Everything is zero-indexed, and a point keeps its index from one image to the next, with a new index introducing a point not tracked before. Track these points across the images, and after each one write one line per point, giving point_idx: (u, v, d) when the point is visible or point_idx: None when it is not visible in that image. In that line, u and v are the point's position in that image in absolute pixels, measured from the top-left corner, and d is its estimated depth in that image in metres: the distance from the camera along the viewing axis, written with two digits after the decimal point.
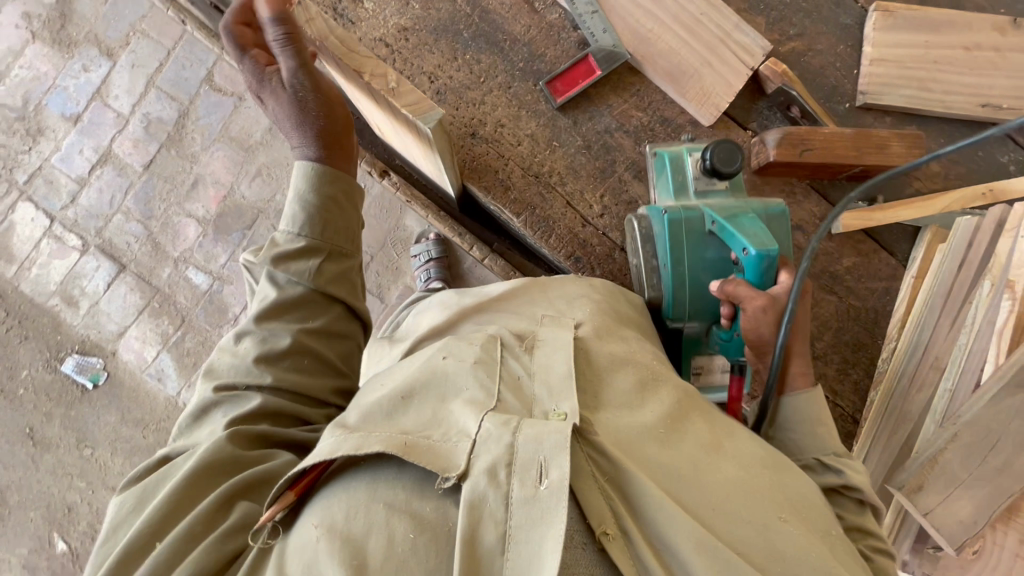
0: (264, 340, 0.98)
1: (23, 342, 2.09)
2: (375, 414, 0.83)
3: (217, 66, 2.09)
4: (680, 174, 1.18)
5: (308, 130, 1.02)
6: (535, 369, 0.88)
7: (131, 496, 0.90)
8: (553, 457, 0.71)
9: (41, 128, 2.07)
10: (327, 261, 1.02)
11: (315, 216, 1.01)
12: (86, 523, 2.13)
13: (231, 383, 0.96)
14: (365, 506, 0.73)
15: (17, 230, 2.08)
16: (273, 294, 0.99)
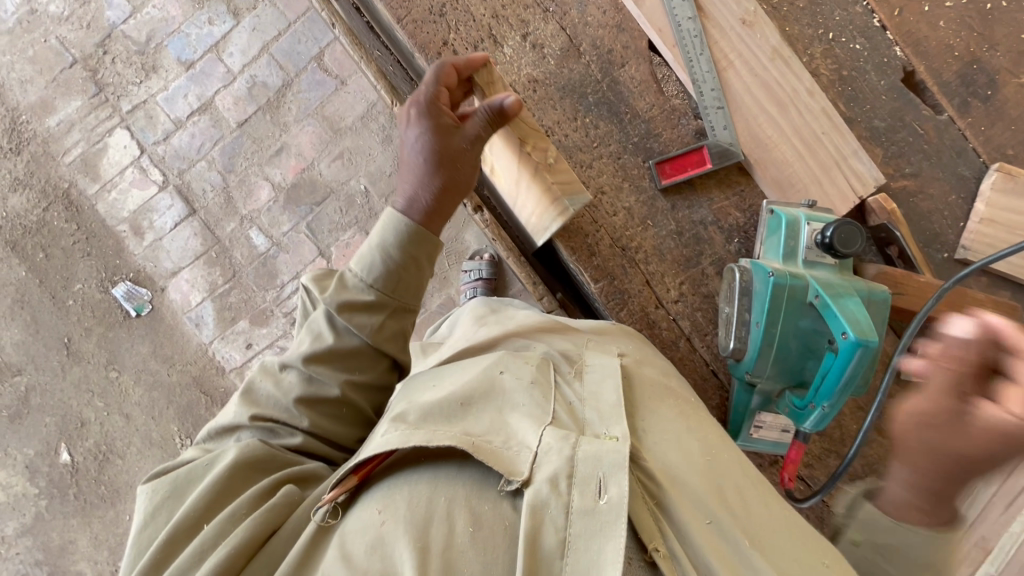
0: (309, 380, 0.96)
1: (84, 258, 2.18)
2: (435, 414, 0.84)
3: (329, 48, 2.17)
4: (793, 240, 0.99)
5: (430, 192, 0.95)
6: (585, 396, 0.90)
7: (166, 484, 0.92)
8: (611, 474, 0.73)
9: (155, 65, 2.17)
10: (388, 319, 0.96)
11: (393, 273, 0.94)
12: (92, 441, 2.21)
13: (268, 409, 0.96)
14: (427, 497, 0.76)
15: (108, 153, 2.18)
16: (329, 339, 0.95)
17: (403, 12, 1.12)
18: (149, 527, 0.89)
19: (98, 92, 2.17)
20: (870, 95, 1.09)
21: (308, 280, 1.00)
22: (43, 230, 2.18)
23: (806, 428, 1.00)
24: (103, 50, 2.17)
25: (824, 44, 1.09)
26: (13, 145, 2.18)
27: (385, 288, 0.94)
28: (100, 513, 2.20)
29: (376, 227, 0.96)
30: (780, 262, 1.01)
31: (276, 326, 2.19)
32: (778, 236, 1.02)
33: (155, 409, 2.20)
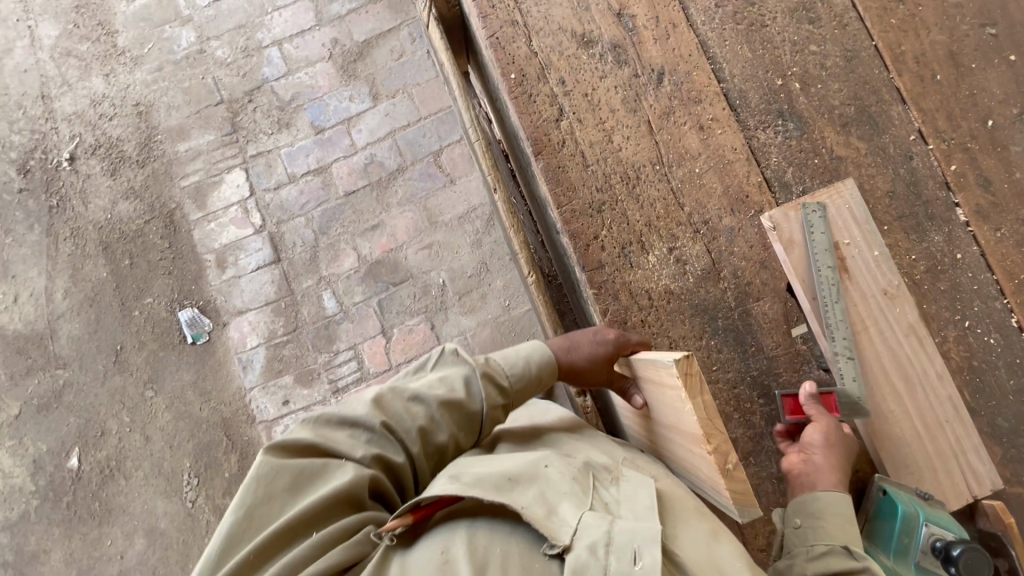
0: (431, 421, 0.94)
1: (164, 275, 2.26)
2: (484, 482, 0.84)
3: (448, 148, 2.31)
4: (908, 538, 0.91)
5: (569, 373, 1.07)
6: (618, 498, 0.85)
7: (286, 471, 0.85)
8: (644, 543, 0.74)
9: (289, 122, 2.34)
10: (505, 407, 1.00)
11: (526, 379, 1.01)
12: (105, 453, 2.18)
13: (391, 431, 0.92)
14: (484, 546, 0.79)
15: (221, 187, 2.31)
16: (462, 393, 0.97)
17: (564, 199, 1.10)
18: (258, 510, 0.82)
19: (231, 132, 2.34)
20: (997, 393, 1.07)
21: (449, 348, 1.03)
22: (137, 240, 2.28)
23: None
24: (249, 98, 2.36)
25: (959, 329, 1.09)
26: (140, 158, 2.33)
27: (517, 388, 1.01)
28: (84, 530, 2.14)
29: (531, 345, 1.04)
30: (888, 558, 0.93)
31: (318, 391, 2.19)
32: (891, 525, 0.94)
33: (175, 439, 2.18)
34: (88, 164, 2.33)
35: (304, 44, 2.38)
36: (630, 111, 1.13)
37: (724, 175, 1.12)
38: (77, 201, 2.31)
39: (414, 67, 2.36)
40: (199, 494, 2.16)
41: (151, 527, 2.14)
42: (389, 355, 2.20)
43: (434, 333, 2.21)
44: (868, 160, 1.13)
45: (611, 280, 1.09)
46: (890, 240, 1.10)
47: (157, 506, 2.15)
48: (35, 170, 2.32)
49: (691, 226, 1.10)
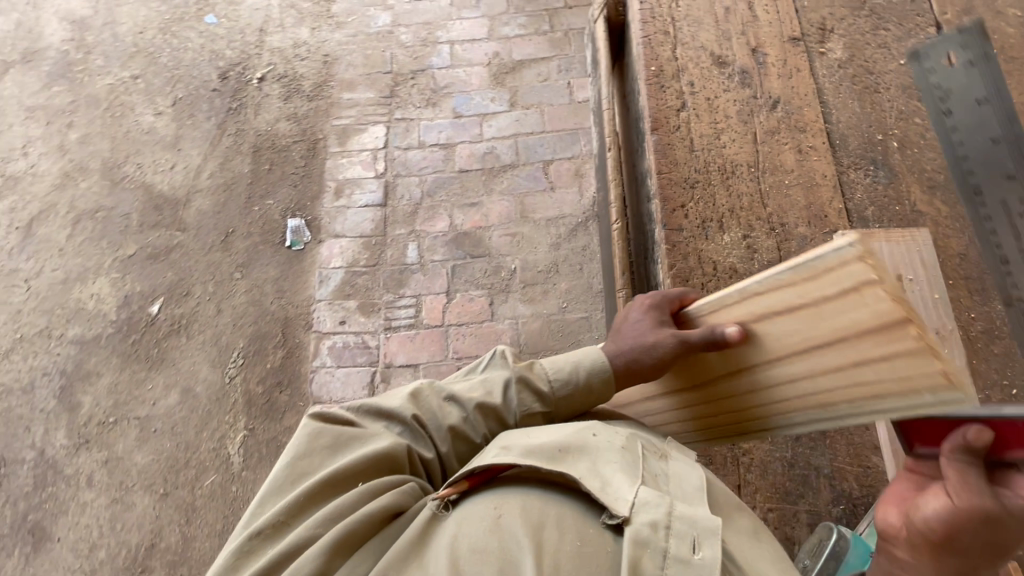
0: (464, 419, 0.96)
1: (290, 186, 2.62)
2: (540, 451, 0.81)
3: (559, 161, 2.59)
4: None
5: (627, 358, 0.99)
6: (667, 475, 0.80)
7: (327, 433, 0.89)
8: (704, 534, 0.72)
9: (436, 102, 2.74)
10: (542, 415, 1.00)
11: (569, 388, 1.00)
12: (181, 311, 2.46)
13: (423, 419, 0.94)
14: (539, 508, 0.75)
15: (363, 135, 2.70)
16: (497, 399, 0.97)
17: (665, 167, 1.29)
18: (302, 464, 0.86)
19: (388, 96, 2.76)
20: None
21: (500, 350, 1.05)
22: (281, 153, 2.69)
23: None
24: (412, 76, 2.80)
25: (1005, 394, 1.11)
26: (311, 94, 2.79)
27: (558, 396, 1.00)
28: (136, 368, 2.38)
29: (582, 352, 1.03)
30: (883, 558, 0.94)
31: (372, 322, 2.38)
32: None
33: (240, 320, 2.43)
34: (271, 86, 2.81)
35: (471, 49, 2.83)
36: (742, 121, 1.32)
37: (810, 193, 1.26)
38: (250, 110, 2.78)
39: (553, 91, 2.72)
40: (238, 374, 2.35)
41: (188, 387, 2.34)
42: (445, 313, 2.37)
43: (490, 309, 2.37)
44: (947, 221, 1.23)
45: (686, 244, 1.23)
46: (953, 293, 1.18)
47: (200, 370, 2.36)
48: (231, 79, 2.84)
49: (767, 223, 1.23)
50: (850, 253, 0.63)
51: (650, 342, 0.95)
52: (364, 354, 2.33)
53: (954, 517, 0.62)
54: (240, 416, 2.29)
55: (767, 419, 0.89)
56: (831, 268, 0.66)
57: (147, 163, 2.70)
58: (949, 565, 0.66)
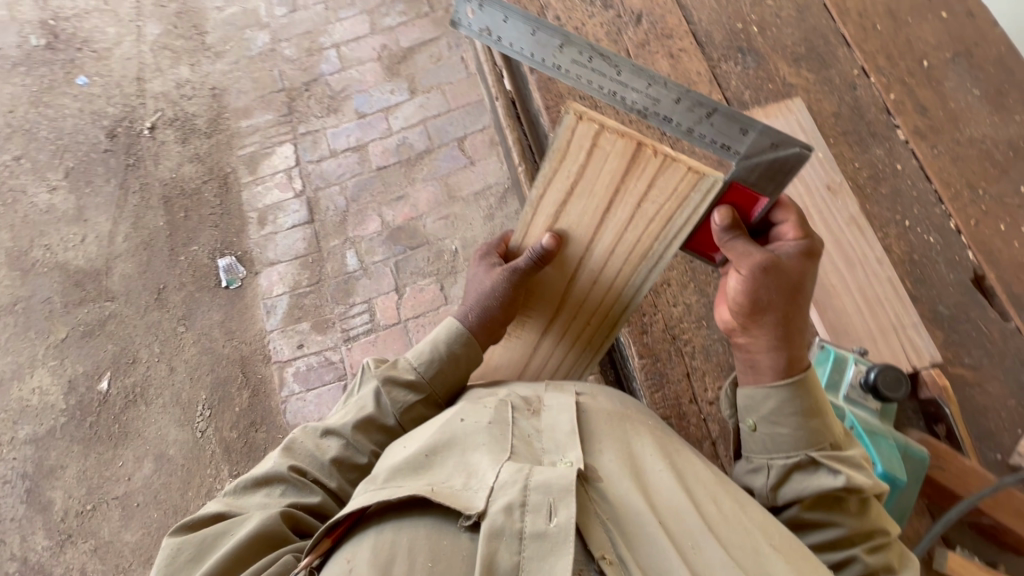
0: (346, 446, 1.06)
1: (211, 227, 2.55)
2: (402, 470, 0.83)
3: (472, 135, 2.60)
4: (837, 373, 1.05)
5: (484, 313, 1.17)
6: (544, 442, 0.85)
7: (187, 546, 0.93)
8: (559, 497, 0.73)
9: (337, 108, 2.70)
10: (421, 402, 1.12)
11: (437, 364, 1.14)
12: (132, 380, 2.37)
13: (302, 469, 1.02)
14: (389, 541, 0.75)
15: (272, 158, 2.65)
16: (370, 407, 1.09)
17: (552, 103, 1.39)
18: None
19: (288, 113, 2.71)
20: (938, 284, 1.17)
21: (368, 362, 1.21)
22: (194, 197, 2.61)
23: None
24: (306, 88, 2.75)
25: (900, 227, 1.21)
26: (208, 130, 2.71)
27: (426, 377, 1.13)
28: (100, 449, 2.29)
29: (440, 331, 1.18)
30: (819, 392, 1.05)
31: (330, 337, 2.36)
32: (822, 368, 1.06)
33: (196, 371, 2.36)
34: (165, 133, 2.72)
35: (358, 47, 2.80)
36: (613, 42, 1.36)
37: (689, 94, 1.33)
38: (150, 161, 2.68)
39: (449, 69, 2.72)
40: (209, 425, 2.29)
41: (160, 452, 2.27)
42: (400, 310, 2.37)
43: (443, 294, 2.37)
44: (817, 88, 1.32)
45: None
46: (836, 150, 1.26)
47: (169, 432, 2.29)
48: (121, 135, 2.72)
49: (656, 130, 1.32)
50: (573, 122, 0.94)
51: (488, 291, 1.16)
52: (331, 370, 2.31)
53: (750, 280, 0.93)
54: (221, 465, 2.23)
55: (615, 297, 1.15)
56: (573, 142, 0.97)
57: (56, 242, 2.57)
58: (772, 320, 0.95)
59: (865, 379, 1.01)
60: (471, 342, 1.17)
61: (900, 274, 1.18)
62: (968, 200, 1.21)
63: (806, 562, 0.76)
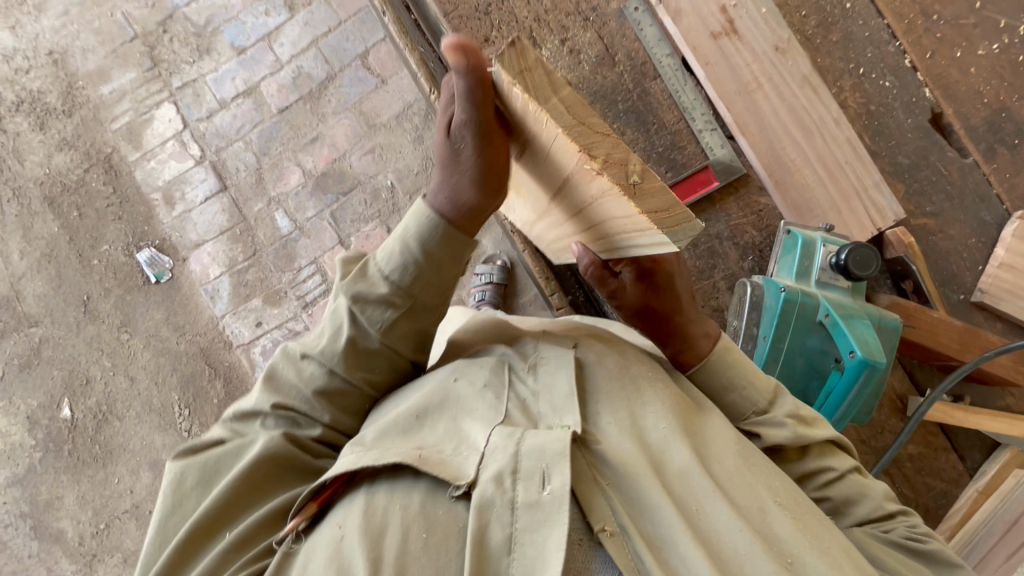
0: (330, 374, 0.80)
1: (115, 221, 2.26)
2: (388, 432, 0.75)
3: (374, 48, 2.25)
4: (807, 260, 0.99)
5: (456, 194, 0.73)
6: (537, 396, 0.79)
7: (192, 469, 0.81)
8: (554, 462, 0.68)
9: (209, 47, 2.28)
10: (407, 314, 0.79)
11: (415, 265, 0.77)
12: (94, 400, 2.24)
13: (290, 393, 0.81)
14: (380, 509, 0.68)
15: (153, 124, 2.28)
16: (346, 334, 0.78)
17: (449, 6, 1.12)
18: (175, 515, 0.79)
19: (152, 66, 2.29)
20: (896, 133, 1.10)
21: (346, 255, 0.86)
22: (81, 190, 2.27)
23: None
24: (163, 29, 2.29)
25: (854, 77, 1.11)
26: (65, 108, 2.29)
27: (404, 277, 0.77)
28: (91, 472, 2.22)
29: (409, 216, 0.78)
30: (792, 282, 1.00)
31: (288, 308, 2.22)
32: (792, 255, 1.00)
33: (159, 375, 2.23)
34: (15, 122, 2.29)
35: None
36: None
37: None
38: (12, 160, 2.29)
39: None
40: (192, 423, 2.21)
41: (152, 460, 2.21)
42: None
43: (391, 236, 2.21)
44: None
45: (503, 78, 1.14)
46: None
47: (154, 440, 2.22)
48: None
49: (580, 15, 1.13)
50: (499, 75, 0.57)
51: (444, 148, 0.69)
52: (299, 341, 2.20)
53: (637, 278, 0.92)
54: None
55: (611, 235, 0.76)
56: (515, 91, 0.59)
57: None
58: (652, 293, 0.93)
59: (837, 260, 0.98)
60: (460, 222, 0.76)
61: (857, 130, 1.10)
62: (921, 30, 1.10)
63: (806, 512, 0.75)
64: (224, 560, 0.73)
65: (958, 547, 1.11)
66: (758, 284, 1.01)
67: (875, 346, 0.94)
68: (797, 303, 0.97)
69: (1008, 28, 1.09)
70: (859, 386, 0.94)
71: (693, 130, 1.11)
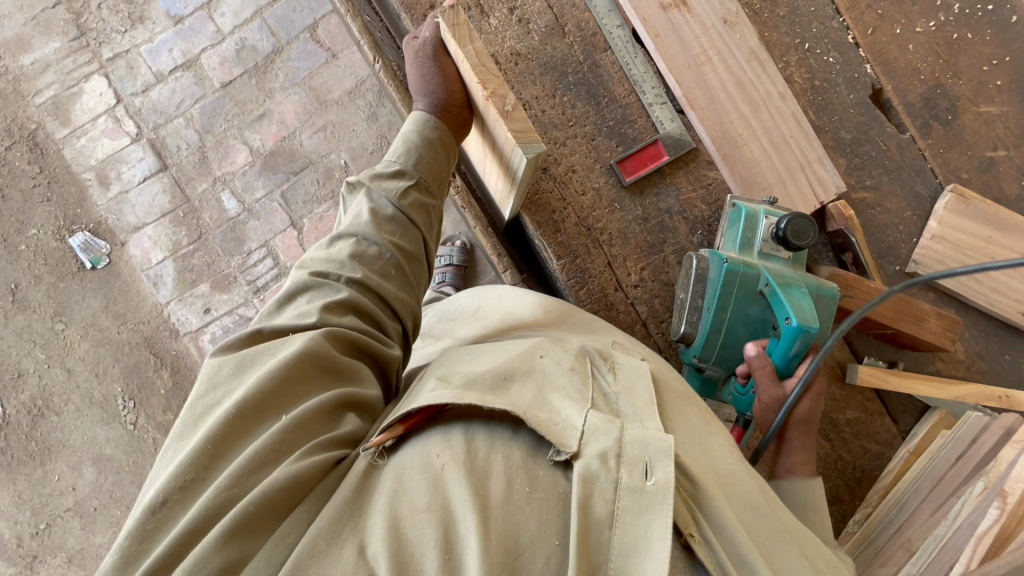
0: (358, 243, 0.95)
1: (43, 203, 2.10)
2: (478, 381, 0.78)
3: (323, 20, 2.15)
4: (750, 231, 1.03)
5: (430, 97, 1.06)
6: (617, 392, 0.82)
7: (229, 361, 0.84)
8: (656, 457, 0.69)
9: (142, 15, 2.13)
10: (415, 187, 1.03)
11: (417, 152, 1.04)
12: (27, 395, 2.10)
13: (323, 272, 0.92)
14: (484, 453, 0.69)
15: (82, 99, 2.12)
16: (367, 213, 0.98)
17: None
18: (209, 396, 0.80)
19: (78, 35, 2.11)
20: (839, 107, 1.13)
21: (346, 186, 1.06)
22: (3, 170, 2.10)
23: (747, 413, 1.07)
24: None
25: (800, 53, 1.13)
26: None
27: (412, 167, 1.03)
28: (27, 471, 2.09)
29: (407, 124, 1.07)
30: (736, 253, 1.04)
31: (238, 293, 2.12)
32: (736, 228, 1.04)
33: (99, 367, 2.11)
34: None
35: None
36: None
37: None
38: None
39: None
40: (138, 415, 2.11)
41: (96, 455, 2.10)
42: (304, 246, 2.13)
43: None
44: None
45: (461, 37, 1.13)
46: None
47: (97, 434, 2.10)
48: None
49: None
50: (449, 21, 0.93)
51: (421, 64, 1.05)
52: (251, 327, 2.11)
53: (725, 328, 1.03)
54: None
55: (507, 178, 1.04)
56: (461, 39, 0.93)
57: None
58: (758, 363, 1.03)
59: (778, 230, 1.00)
60: (442, 127, 1.07)
61: (803, 106, 1.13)
62: (863, 7, 1.14)
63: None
64: (260, 456, 0.73)
65: (891, 505, 1.20)
66: (704, 259, 1.05)
67: (810, 311, 0.96)
68: (738, 274, 1.00)
69: (941, 6, 1.13)
70: (792, 350, 0.96)
71: (643, 104, 1.14)
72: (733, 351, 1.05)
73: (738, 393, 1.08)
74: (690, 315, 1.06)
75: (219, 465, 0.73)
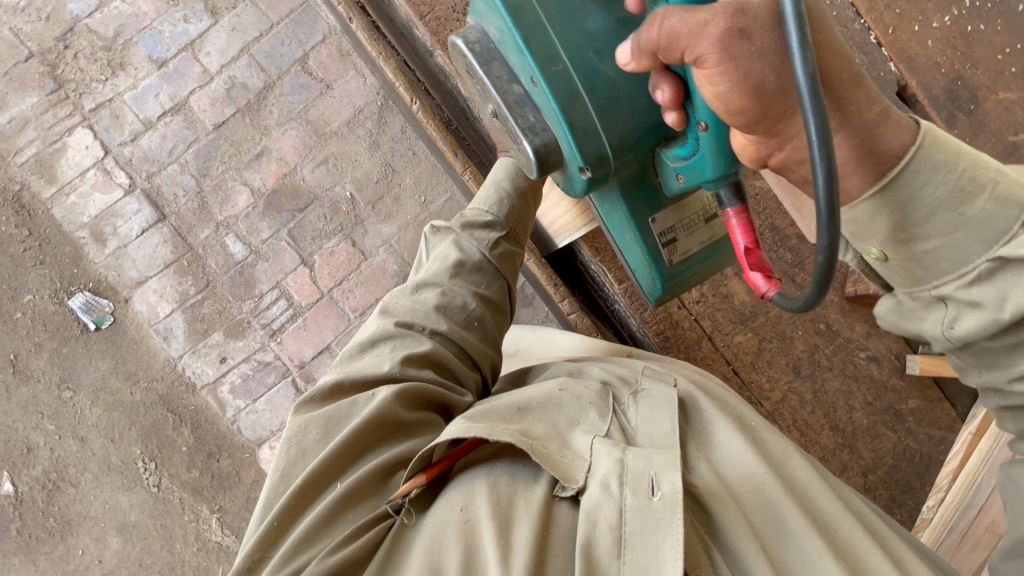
0: (445, 293, 0.97)
1: (36, 267, 2.01)
2: (493, 413, 0.82)
3: (314, 51, 2.11)
4: None
5: None
6: (637, 424, 0.83)
7: (314, 422, 0.84)
8: (661, 471, 0.71)
9: (122, 62, 2.06)
10: (505, 239, 1.07)
11: (509, 203, 1.08)
12: (39, 469, 2.00)
13: (409, 322, 0.93)
14: (507, 494, 0.74)
15: (68, 153, 2.04)
16: (455, 255, 1.01)
17: (424, 8, 1.20)
18: (296, 463, 0.82)
19: (56, 88, 2.04)
20: None
21: (429, 228, 1.09)
22: None
23: (711, 166, 0.80)
24: (63, 43, 2.04)
25: None
26: None
27: (502, 216, 1.07)
28: (48, 550, 1.97)
29: (496, 170, 1.10)
30: None
31: (253, 339, 2.04)
32: None
33: (114, 431, 2.01)
34: None
35: None
36: None
37: None
38: None
39: None
40: (161, 476, 2.00)
41: (120, 524, 1.99)
42: (318, 283, 2.07)
43: (358, 250, 2.08)
44: None
45: None
46: None
47: (119, 501, 1.99)
48: None
49: None
50: None
51: None
52: (271, 372, 2.04)
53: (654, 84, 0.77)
54: (198, 508, 2.00)
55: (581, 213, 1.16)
56: None
57: None
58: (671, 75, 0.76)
59: None
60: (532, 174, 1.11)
61: None
62: None
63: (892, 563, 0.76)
64: (321, 528, 0.75)
65: (964, 488, 1.26)
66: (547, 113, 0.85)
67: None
68: None
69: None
70: None
71: None
72: (618, 111, 0.84)
73: (683, 164, 0.85)
74: (525, 113, 0.90)
75: (288, 535, 0.77)
